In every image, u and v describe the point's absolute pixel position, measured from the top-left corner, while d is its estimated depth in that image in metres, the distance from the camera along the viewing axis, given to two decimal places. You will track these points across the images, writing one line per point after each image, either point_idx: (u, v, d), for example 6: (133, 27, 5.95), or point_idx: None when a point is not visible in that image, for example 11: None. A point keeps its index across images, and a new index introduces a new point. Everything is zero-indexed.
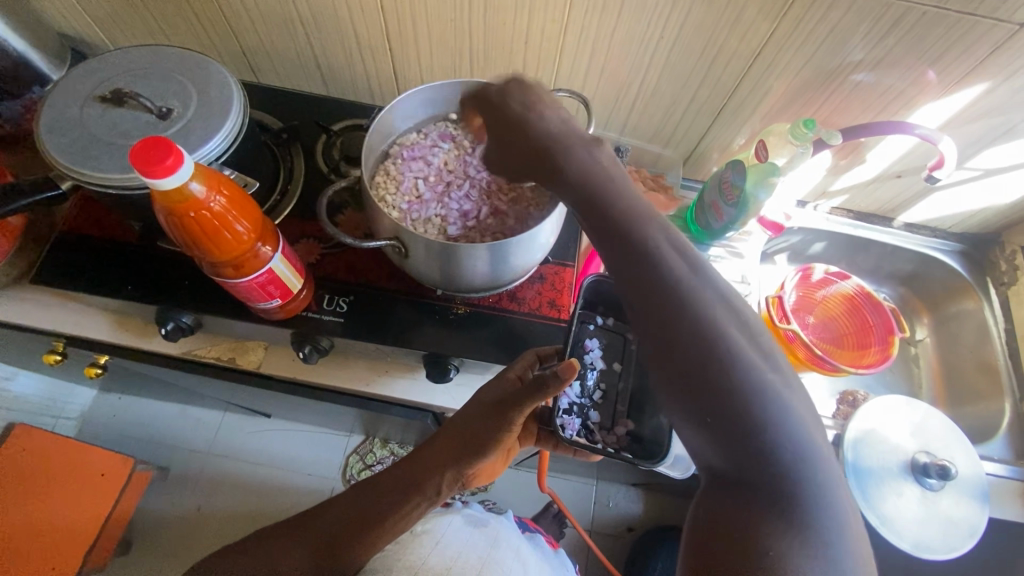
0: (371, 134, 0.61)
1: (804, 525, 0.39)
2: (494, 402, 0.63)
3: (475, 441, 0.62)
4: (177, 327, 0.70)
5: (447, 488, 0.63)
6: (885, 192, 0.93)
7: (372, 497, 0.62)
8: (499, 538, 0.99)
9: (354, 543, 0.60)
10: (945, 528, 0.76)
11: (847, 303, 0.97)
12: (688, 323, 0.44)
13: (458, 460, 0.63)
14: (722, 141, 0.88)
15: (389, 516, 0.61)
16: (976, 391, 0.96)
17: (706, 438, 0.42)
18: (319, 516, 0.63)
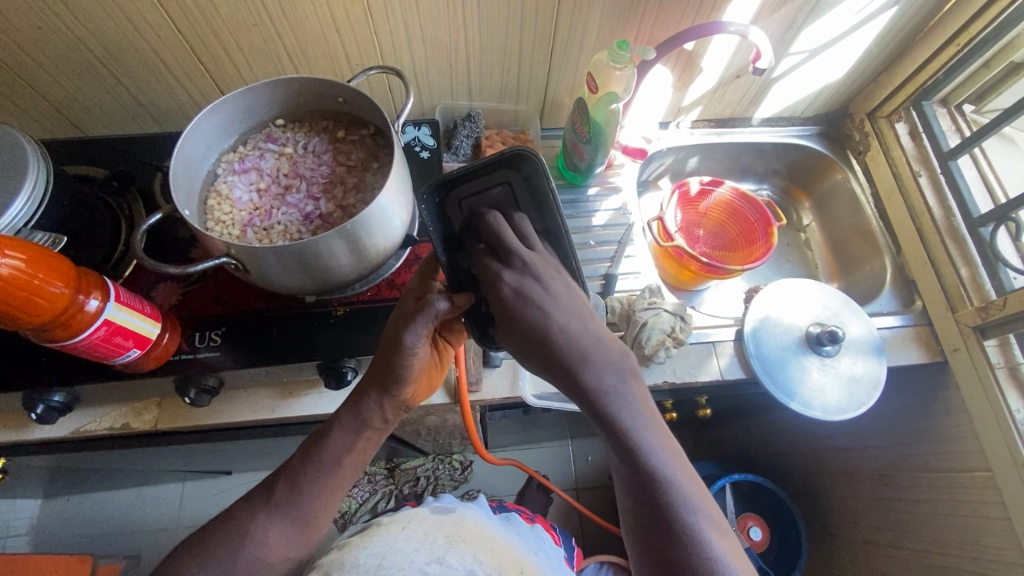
0: (180, 153, 0.59)
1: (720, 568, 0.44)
2: (389, 338, 0.60)
3: (390, 374, 0.61)
4: (48, 408, 0.66)
5: (386, 415, 0.64)
6: (731, 95, 0.97)
7: (324, 452, 0.62)
8: (465, 519, 1.00)
9: (330, 497, 0.62)
10: (849, 386, 0.81)
11: (727, 206, 1.01)
12: (661, 492, 0.45)
13: (385, 391, 0.62)
14: (566, 82, 0.89)
15: (350, 462, 0.63)
16: (863, 257, 1.02)
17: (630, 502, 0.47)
18: (278, 475, 0.63)
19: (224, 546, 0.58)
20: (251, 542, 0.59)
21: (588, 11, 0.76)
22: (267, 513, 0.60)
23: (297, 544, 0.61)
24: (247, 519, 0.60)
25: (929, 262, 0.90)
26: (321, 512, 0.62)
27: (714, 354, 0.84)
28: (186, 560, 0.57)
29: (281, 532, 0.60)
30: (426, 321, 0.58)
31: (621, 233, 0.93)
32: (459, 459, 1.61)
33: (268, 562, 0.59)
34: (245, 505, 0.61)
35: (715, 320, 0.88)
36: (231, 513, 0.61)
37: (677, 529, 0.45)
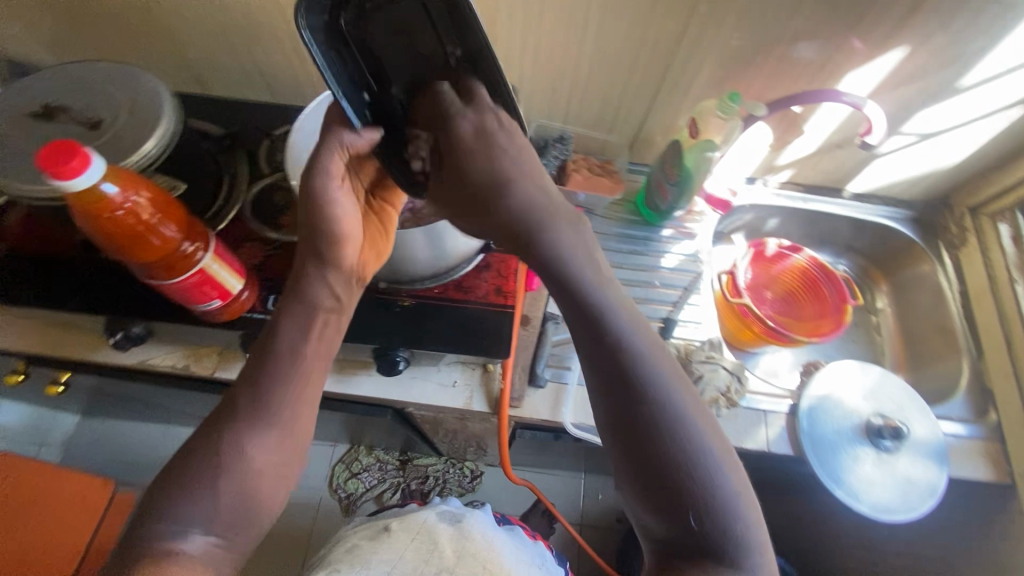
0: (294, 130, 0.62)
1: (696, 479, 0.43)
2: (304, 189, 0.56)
3: (320, 234, 0.57)
4: (126, 336, 0.72)
5: (338, 293, 0.59)
6: (827, 163, 0.95)
7: (280, 345, 0.55)
8: (472, 528, 0.99)
9: (308, 386, 0.56)
10: (904, 487, 0.77)
11: (803, 275, 0.98)
12: (635, 389, 0.45)
13: (322, 260, 0.58)
14: (663, 122, 0.90)
15: (314, 347, 0.57)
16: (936, 354, 0.97)
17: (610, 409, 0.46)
18: (236, 393, 0.54)
19: (202, 474, 0.49)
20: (234, 457, 0.50)
21: (703, 56, 0.77)
22: (239, 425, 0.52)
23: (287, 447, 0.53)
24: (217, 438, 0.51)
25: (1014, 376, 0.84)
26: (303, 405, 0.55)
27: (763, 422, 0.81)
28: (162, 500, 0.48)
29: (266, 434, 0.52)
30: (335, 147, 0.54)
31: (688, 280, 0.91)
32: (471, 466, 1.59)
33: (262, 469, 0.51)
34: (205, 434, 0.52)
35: (770, 388, 0.85)
36: (192, 444, 0.52)
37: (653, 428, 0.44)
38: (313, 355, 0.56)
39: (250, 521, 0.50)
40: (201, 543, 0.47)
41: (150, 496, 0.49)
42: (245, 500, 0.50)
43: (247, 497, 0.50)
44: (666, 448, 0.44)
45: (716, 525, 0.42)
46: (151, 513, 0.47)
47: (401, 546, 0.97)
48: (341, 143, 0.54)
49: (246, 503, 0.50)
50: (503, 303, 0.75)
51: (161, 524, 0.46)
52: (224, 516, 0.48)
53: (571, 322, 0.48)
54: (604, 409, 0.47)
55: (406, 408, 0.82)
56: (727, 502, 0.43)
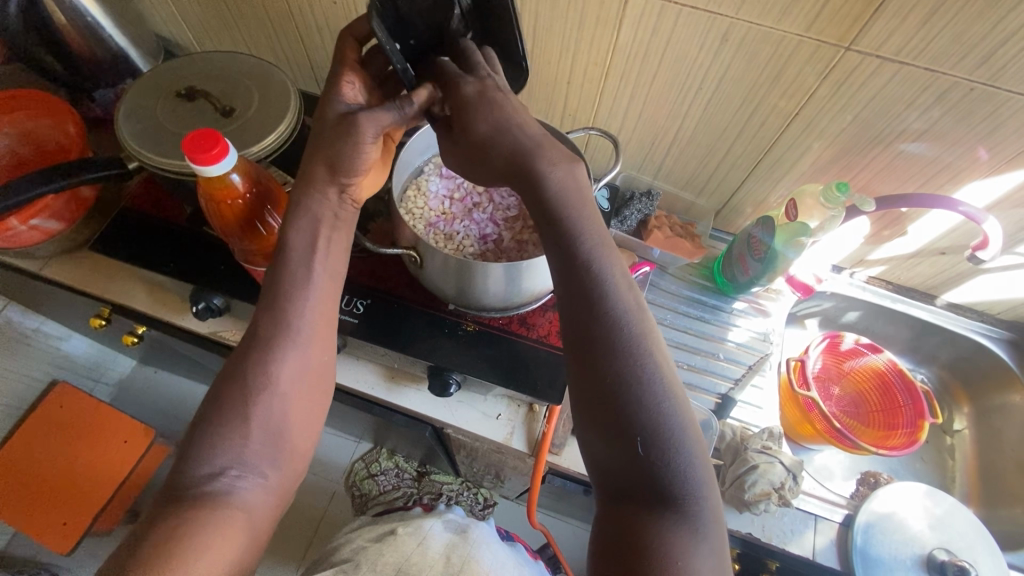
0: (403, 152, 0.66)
1: (668, 463, 0.43)
2: (344, 119, 0.53)
3: (338, 156, 0.53)
4: (207, 307, 0.74)
5: (339, 211, 0.56)
6: (925, 268, 0.90)
7: (297, 271, 0.54)
8: (479, 541, 0.97)
9: (325, 318, 0.56)
10: None
11: (878, 377, 0.92)
12: (606, 340, 0.45)
13: (332, 176, 0.54)
14: (756, 196, 0.88)
15: (326, 264, 0.56)
16: (1015, 494, 0.89)
17: (589, 382, 0.45)
18: (257, 324, 0.54)
19: (236, 408, 0.51)
20: (265, 389, 0.52)
21: (814, 139, 0.75)
22: (267, 360, 0.53)
23: (311, 376, 0.55)
24: (247, 377, 0.52)
25: None
26: (320, 331, 0.55)
27: (812, 529, 0.77)
28: (203, 437, 0.50)
29: (289, 360, 0.53)
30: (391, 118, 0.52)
31: (755, 359, 0.89)
32: (485, 494, 1.52)
33: (288, 398, 0.53)
34: (231, 363, 0.53)
35: (827, 492, 0.80)
36: (222, 378, 0.53)
37: (620, 378, 0.44)
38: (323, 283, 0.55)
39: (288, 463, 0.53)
40: (238, 475, 0.50)
41: (192, 433, 0.51)
42: (275, 448, 0.52)
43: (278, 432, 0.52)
44: (632, 394, 0.44)
45: (669, 465, 0.43)
46: (192, 450, 0.50)
47: (406, 551, 0.95)
48: (397, 112, 0.53)
49: (275, 450, 0.52)
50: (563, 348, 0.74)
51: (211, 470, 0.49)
52: (258, 454, 0.51)
53: (553, 260, 0.49)
54: (572, 351, 0.47)
55: (447, 430, 0.82)
56: (687, 456, 0.43)
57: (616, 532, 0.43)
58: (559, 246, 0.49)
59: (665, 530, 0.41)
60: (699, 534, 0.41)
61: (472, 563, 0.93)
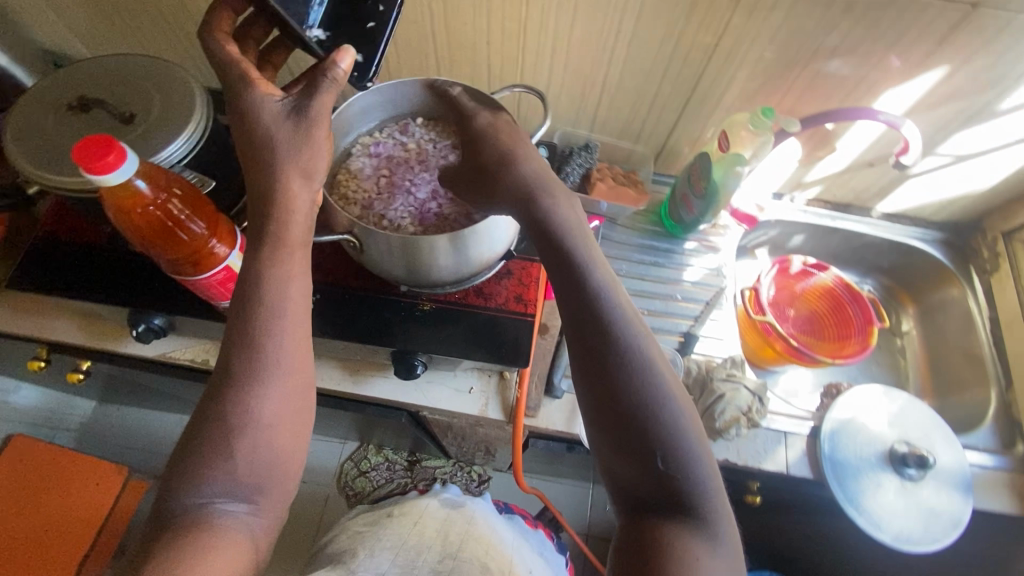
0: None
1: (682, 471, 0.43)
2: (294, 120, 0.52)
3: (300, 151, 0.52)
4: (148, 329, 0.71)
5: (309, 222, 0.55)
6: (858, 181, 0.93)
7: (271, 295, 0.52)
8: (473, 517, 0.98)
9: (304, 339, 0.53)
10: (927, 517, 0.75)
11: (827, 293, 0.96)
12: (614, 357, 0.45)
13: (308, 184, 0.54)
14: (691, 134, 0.88)
15: (297, 279, 0.53)
16: (963, 380, 0.95)
17: (599, 394, 0.45)
18: (230, 365, 0.50)
19: (217, 444, 0.48)
20: (246, 425, 0.48)
21: (736, 68, 0.75)
22: (251, 390, 0.49)
23: (297, 404, 0.52)
24: (229, 409, 0.49)
25: None
26: (301, 355, 0.53)
27: (783, 444, 0.80)
28: (193, 470, 0.47)
29: (272, 394, 0.50)
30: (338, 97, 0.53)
31: (710, 294, 0.91)
32: (478, 471, 1.52)
33: (274, 428, 0.50)
34: (208, 404, 0.49)
35: (791, 408, 0.84)
36: (196, 421, 0.49)
37: (628, 393, 0.45)
38: (295, 306, 0.53)
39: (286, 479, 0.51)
40: (233, 502, 0.47)
41: None
42: (264, 477, 0.49)
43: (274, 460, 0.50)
44: (643, 401, 0.44)
45: (682, 473, 0.43)
46: (179, 481, 0.47)
47: (404, 530, 0.96)
48: (337, 87, 0.52)
49: (263, 480, 0.49)
50: (521, 311, 0.74)
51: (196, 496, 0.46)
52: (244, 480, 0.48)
53: (559, 280, 0.50)
54: (583, 365, 0.47)
55: (423, 412, 0.81)
56: (696, 458, 0.44)
57: (632, 544, 0.43)
58: (563, 265, 0.50)
59: (684, 538, 0.42)
60: (715, 536, 0.42)
61: (467, 540, 0.93)
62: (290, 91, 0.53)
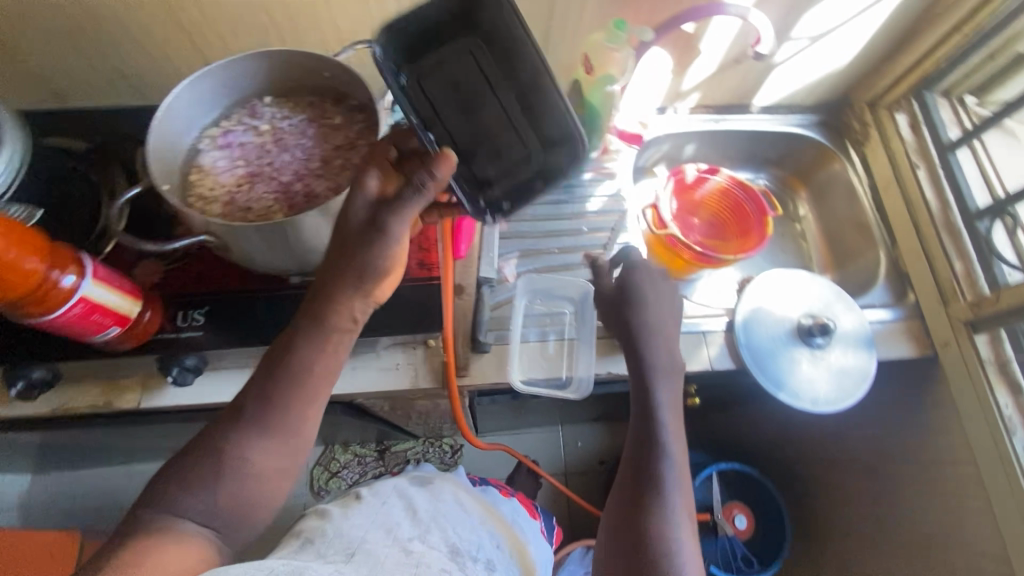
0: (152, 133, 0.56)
1: (669, 527, 0.58)
2: (364, 229, 0.56)
3: (362, 262, 0.56)
4: (29, 383, 0.66)
5: (359, 314, 0.59)
6: (730, 80, 0.95)
7: (292, 361, 0.57)
8: (442, 491, 0.85)
9: (309, 404, 0.59)
10: (838, 376, 0.82)
11: (724, 194, 1.00)
12: (650, 408, 0.66)
13: (361, 285, 0.57)
14: (562, 64, 0.87)
15: (328, 345, 0.58)
16: (856, 248, 1.02)
17: (636, 434, 0.66)
18: (245, 401, 0.58)
19: (208, 468, 0.54)
20: (235, 462, 0.55)
21: None
22: (244, 430, 0.56)
23: (284, 454, 0.57)
24: (222, 440, 0.56)
25: (923, 253, 0.90)
26: (301, 417, 0.58)
27: (703, 343, 0.84)
28: (172, 487, 0.53)
29: (267, 443, 0.56)
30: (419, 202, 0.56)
31: (614, 220, 0.95)
32: (448, 442, 1.53)
33: (260, 475, 0.56)
34: (215, 429, 0.57)
35: (706, 309, 0.88)
36: (199, 441, 0.57)
37: (657, 447, 0.63)
38: (313, 369, 0.58)
39: (247, 504, 0.55)
40: (204, 528, 0.53)
41: None
42: (241, 512, 0.55)
43: (245, 490, 0.55)
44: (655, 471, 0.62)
45: (669, 526, 0.58)
46: (157, 494, 0.53)
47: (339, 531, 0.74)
48: (420, 196, 0.55)
49: (237, 514, 0.55)
50: (426, 276, 0.72)
51: (163, 509, 0.52)
52: (202, 506, 0.53)
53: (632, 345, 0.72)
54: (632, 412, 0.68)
55: (356, 399, 0.80)
56: (680, 539, 0.57)
57: (620, 552, 0.58)
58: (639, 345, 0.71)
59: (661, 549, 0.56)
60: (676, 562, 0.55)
61: (441, 521, 0.76)
62: (381, 184, 0.57)
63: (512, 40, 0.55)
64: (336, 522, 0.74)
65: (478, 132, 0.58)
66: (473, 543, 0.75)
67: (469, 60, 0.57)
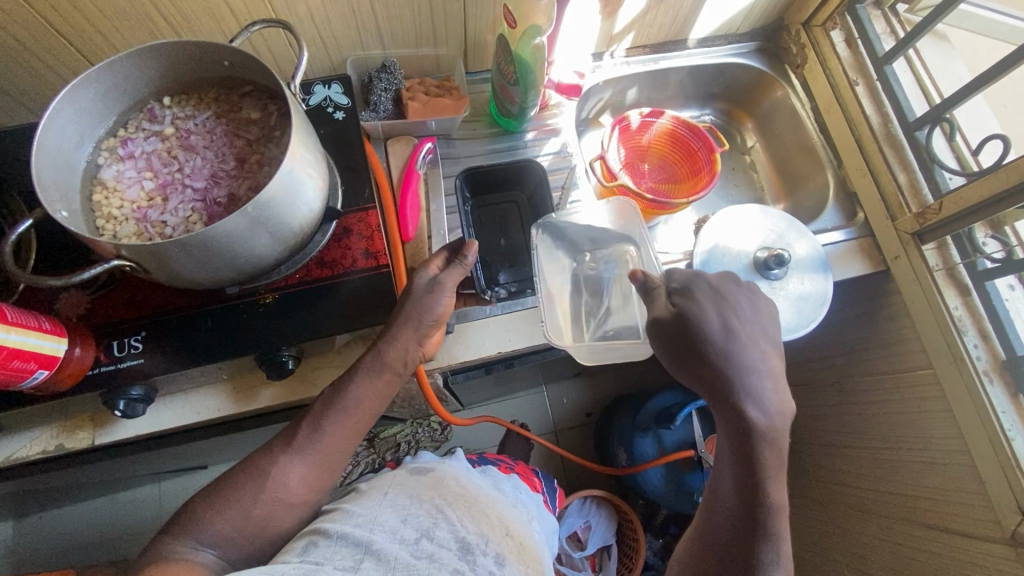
0: (34, 157, 0.49)
1: (768, 551, 0.57)
2: (421, 284, 0.65)
3: (419, 310, 0.64)
4: None
5: (404, 363, 0.65)
6: (664, 16, 0.92)
7: (347, 395, 0.63)
8: (444, 478, 0.77)
9: (348, 436, 0.64)
10: (798, 304, 0.83)
11: (671, 136, 0.98)
12: (741, 428, 0.59)
13: (415, 328, 0.64)
14: (486, 20, 0.83)
15: (375, 389, 0.64)
16: (804, 173, 1.03)
17: (729, 447, 0.60)
18: (296, 425, 0.64)
19: (247, 488, 0.61)
20: (269, 480, 0.61)
21: None
22: (287, 454, 0.62)
23: (313, 479, 0.63)
24: (267, 464, 0.62)
25: (868, 171, 0.91)
26: (340, 452, 0.64)
27: None
28: (199, 512, 0.59)
29: (296, 469, 0.62)
30: (459, 269, 0.67)
31: (562, 178, 0.92)
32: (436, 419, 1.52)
33: (284, 501, 0.61)
34: (263, 451, 0.63)
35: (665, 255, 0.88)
36: (248, 461, 0.63)
37: (748, 464, 0.58)
38: (357, 402, 0.64)
39: (262, 529, 0.61)
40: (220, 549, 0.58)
41: None
42: (262, 528, 0.61)
43: (269, 516, 0.61)
44: (754, 493, 0.58)
45: (769, 549, 0.57)
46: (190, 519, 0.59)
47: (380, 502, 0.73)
48: (461, 265, 0.67)
49: (255, 531, 0.60)
50: (375, 265, 0.69)
51: (186, 535, 0.57)
52: (224, 528, 0.59)
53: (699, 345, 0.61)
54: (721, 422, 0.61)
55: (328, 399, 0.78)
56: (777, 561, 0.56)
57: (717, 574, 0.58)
58: (706, 343, 0.61)
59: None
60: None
61: (449, 510, 0.70)
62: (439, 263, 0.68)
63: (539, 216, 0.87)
64: (336, 523, 0.65)
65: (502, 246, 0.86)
66: (484, 535, 0.68)
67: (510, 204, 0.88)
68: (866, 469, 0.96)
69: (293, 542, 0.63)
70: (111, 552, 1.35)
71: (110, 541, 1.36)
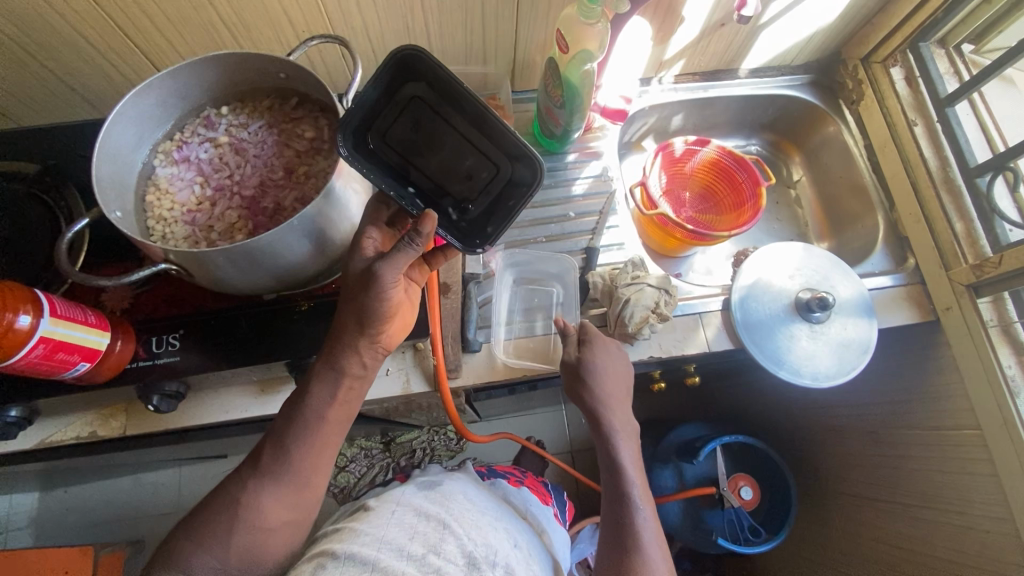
0: (95, 160, 0.50)
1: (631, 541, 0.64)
2: (363, 274, 0.57)
3: (368, 311, 0.58)
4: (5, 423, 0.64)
5: (368, 360, 0.62)
6: (716, 45, 0.90)
7: (308, 411, 0.61)
8: (453, 492, 0.76)
9: (321, 454, 0.62)
10: (839, 350, 0.80)
11: (715, 166, 0.96)
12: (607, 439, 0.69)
13: (365, 331, 0.59)
14: (537, 42, 0.83)
15: (339, 406, 0.62)
16: (852, 212, 1.00)
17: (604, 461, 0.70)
18: (261, 445, 0.62)
19: (226, 515, 0.59)
20: (244, 506, 0.59)
21: None
22: (259, 480, 0.60)
23: (291, 499, 0.61)
24: None
25: (922, 215, 0.87)
26: (317, 469, 0.62)
27: (700, 325, 0.82)
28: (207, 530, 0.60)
29: (273, 495, 0.60)
30: (408, 255, 0.56)
31: (601, 202, 0.91)
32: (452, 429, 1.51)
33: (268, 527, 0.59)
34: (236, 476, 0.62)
35: (702, 289, 0.86)
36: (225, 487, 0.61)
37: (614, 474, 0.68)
38: (332, 419, 0.62)
39: (252, 557, 0.59)
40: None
41: None
42: (254, 552, 0.59)
43: (253, 542, 0.59)
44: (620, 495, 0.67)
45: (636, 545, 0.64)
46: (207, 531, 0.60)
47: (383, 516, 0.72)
48: (411, 246, 0.56)
49: (251, 559, 0.59)
50: None
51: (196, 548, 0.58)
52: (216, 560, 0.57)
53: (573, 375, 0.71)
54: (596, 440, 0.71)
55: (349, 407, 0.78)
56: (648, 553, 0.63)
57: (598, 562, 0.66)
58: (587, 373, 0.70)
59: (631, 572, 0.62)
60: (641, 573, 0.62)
61: (456, 523, 0.68)
62: (371, 241, 0.59)
63: (434, 100, 0.56)
64: (345, 542, 0.64)
65: (451, 161, 0.58)
66: (492, 546, 0.67)
67: (417, 104, 0.56)
68: (899, 528, 0.92)
69: (301, 566, 0.63)
70: (131, 533, 1.38)
71: (132, 521, 1.39)
